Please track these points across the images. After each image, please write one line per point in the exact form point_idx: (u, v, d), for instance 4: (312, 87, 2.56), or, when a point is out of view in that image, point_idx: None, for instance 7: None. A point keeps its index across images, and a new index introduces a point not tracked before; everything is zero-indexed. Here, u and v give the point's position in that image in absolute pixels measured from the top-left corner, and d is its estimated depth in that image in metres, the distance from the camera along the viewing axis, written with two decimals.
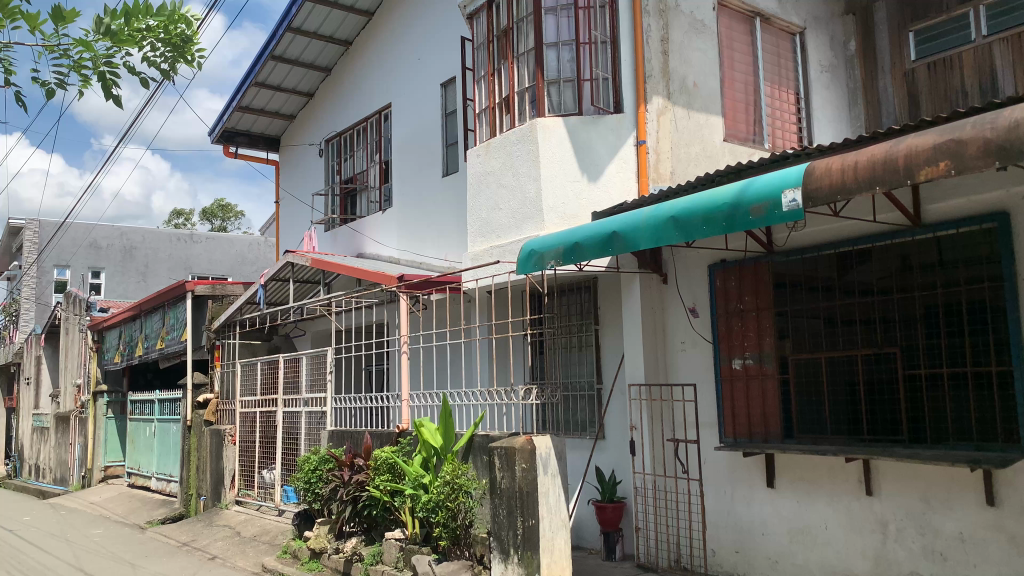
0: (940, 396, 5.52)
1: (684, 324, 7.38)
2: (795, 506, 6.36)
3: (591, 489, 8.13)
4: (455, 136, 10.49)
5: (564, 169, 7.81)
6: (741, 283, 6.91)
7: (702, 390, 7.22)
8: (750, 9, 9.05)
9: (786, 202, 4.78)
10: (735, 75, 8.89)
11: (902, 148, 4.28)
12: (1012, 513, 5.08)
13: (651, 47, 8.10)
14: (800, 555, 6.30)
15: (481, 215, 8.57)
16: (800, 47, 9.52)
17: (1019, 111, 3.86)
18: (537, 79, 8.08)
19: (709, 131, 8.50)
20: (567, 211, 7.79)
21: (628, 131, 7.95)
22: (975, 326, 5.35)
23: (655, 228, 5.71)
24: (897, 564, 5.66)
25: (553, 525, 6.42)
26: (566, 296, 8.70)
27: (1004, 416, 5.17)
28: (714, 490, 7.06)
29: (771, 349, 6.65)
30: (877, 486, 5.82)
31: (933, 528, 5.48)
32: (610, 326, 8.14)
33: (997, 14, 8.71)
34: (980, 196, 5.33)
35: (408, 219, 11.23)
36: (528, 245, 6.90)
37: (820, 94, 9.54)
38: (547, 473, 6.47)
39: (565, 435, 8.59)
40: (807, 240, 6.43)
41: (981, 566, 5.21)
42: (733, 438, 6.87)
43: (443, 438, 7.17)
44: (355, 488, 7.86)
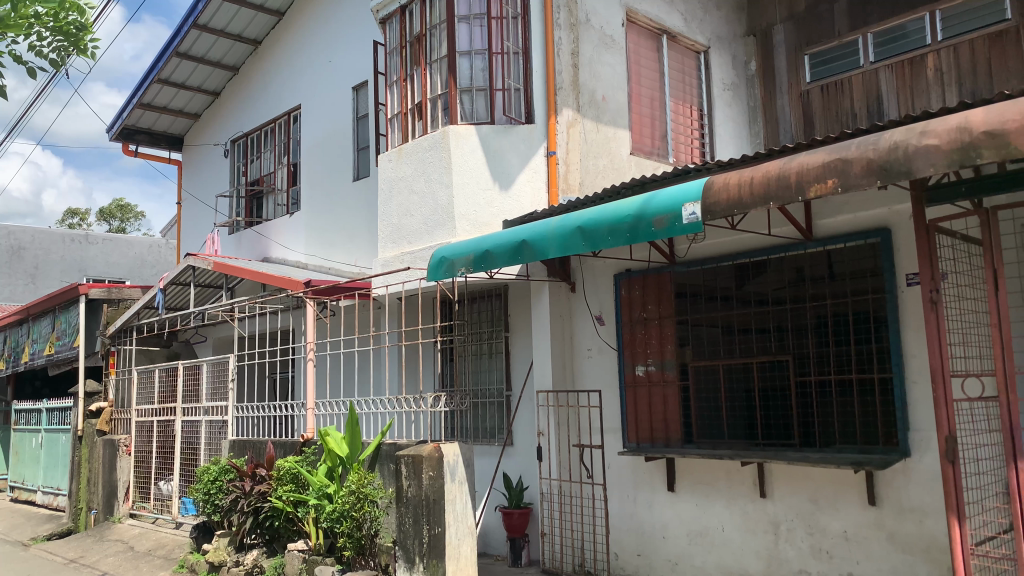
0: (828, 402, 5.81)
1: (591, 331, 7.53)
2: (694, 509, 6.57)
3: (498, 495, 8.20)
4: (367, 139, 10.38)
5: (476, 177, 7.86)
6: (645, 292, 7.11)
7: (607, 397, 7.36)
8: (657, 26, 9.34)
9: (686, 215, 4.94)
10: (641, 89, 9.15)
11: (794, 166, 4.49)
12: (891, 512, 5.39)
13: (562, 60, 8.19)
14: (698, 557, 6.49)
15: (392, 221, 8.51)
16: (704, 64, 9.91)
17: (898, 134, 4.13)
18: (450, 87, 8.11)
19: (616, 144, 8.66)
20: (478, 219, 7.82)
21: (538, 142, 8.03)
22: (860, 336, 5.66)
23: (563, 238, 5.80)
24: (788, 563, 5.91)
25: (459, 532, 6.41)
26: (477, 303, 8.75)
27: (885, 420, 5.49)
28: (617, 495, 7.21)
29: (672, 357, 6.85)
30: (770, 489, 6.07)
31: (821, 527, 5.75)
32: (519, 333, 8.22)
33: (883, 42, 8.93)
34: (866, 213, 5.64)
35: (317, 223, 11.03)
36: (438, 252, 6.89)
37: (722, 110, 9.93)
38: (455, 480, 6.49)
39: (474, 442, 8.65)
40: (707, 252, 6.67)
41: (863, 563, 5.51)
42: (636, 443, 7.04)
43: (349, 447, 7.02)
44: (257, 499, 7.60)
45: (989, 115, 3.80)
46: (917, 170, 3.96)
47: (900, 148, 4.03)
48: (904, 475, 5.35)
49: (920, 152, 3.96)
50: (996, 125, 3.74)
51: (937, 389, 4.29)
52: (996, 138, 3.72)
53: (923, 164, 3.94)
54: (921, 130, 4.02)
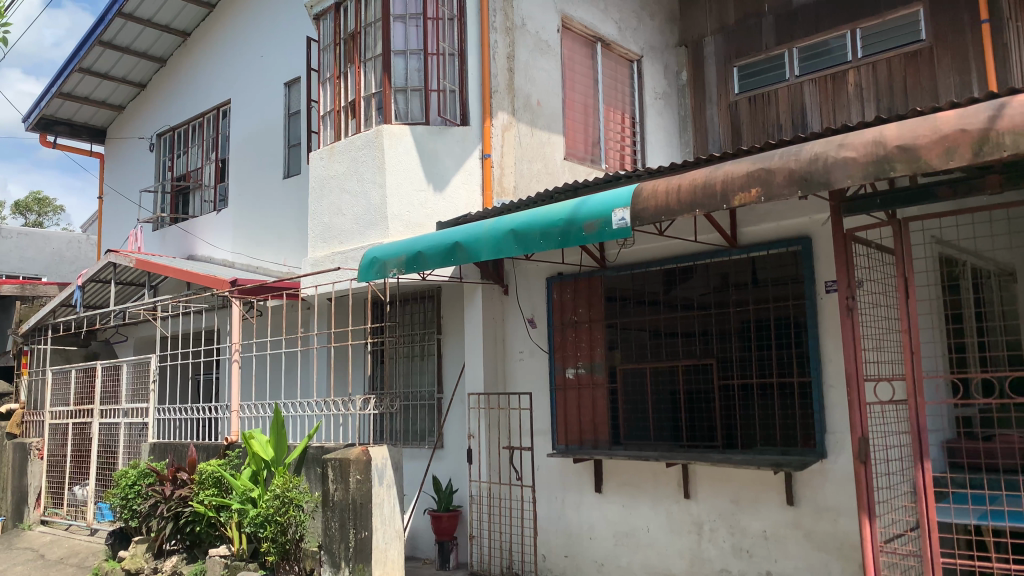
0: (750, 405, 5.96)
1: (523, 333, 7.56)
2: (620, 510, 6.66)
3: (427, 498, 8.15)
4: (298, 136, 10.21)
5: (410, 178, 7.81)
6: (576, 296, 7.18)
7: (537, 399, 7.40)
8: (591, 33, 9.46)
9: (616, 220, 5.02)
10: (575, 95, 9.25)
11: (719, 174, 4.60)
12: (809, 511, 5.56)
13: (497, 63, 8.20)
14: (624, 557, 6.58)
15: (322, 220, 8.39)
16: (637, 73, 10.08)
17: (818, 145, 4.27)
18: (384, 86, 8.05)
19: (550, 149, 8.70)
20: (411, 220, 7.76)
21: (473, 144, 8.02)
22: (781, 340, 5.84)
23: (496, 240, 5.81)
24: (710, 562, 6.03)
25: (386, 536, 6.33)
26: (409, 305, 8.70)
27: (803, 422, 5.67)
28: (546, 497, 7.25)
29: (601, 360, 6.93)
30: (694, 490, 6.20)
31: (741, 527, 5.89)
32: (451, 335, 8.21)
33: (808, 57, 9.22)
34: (788, 222, 5.82)
35: (244, 220, 10.79)
36: (370, 252, 6.82)
37: (653, 119, 10.11)
38: (383, 483, 6.41)
39: (404, 444, 8.57)
40: (636, 257, 6.78)
41: (781, 561, 5.67)
42: (565, 445, 7.09)
43: (274, 451, 6.88)
44: (178, 504, 7.37)
45: (902, 130, 3.96)
46: (835, 181, 4.11)
47: (820, 159, 4.18)
48: (821, 475, 5.53)
49: (839, 164, 4.11)
50: (908, 140, 3.91)
51: (852, 392, 4.45)
52: (908, 152, 3.89)
53: (840, 175, 4.09)
54: (839, 143, 4.17)
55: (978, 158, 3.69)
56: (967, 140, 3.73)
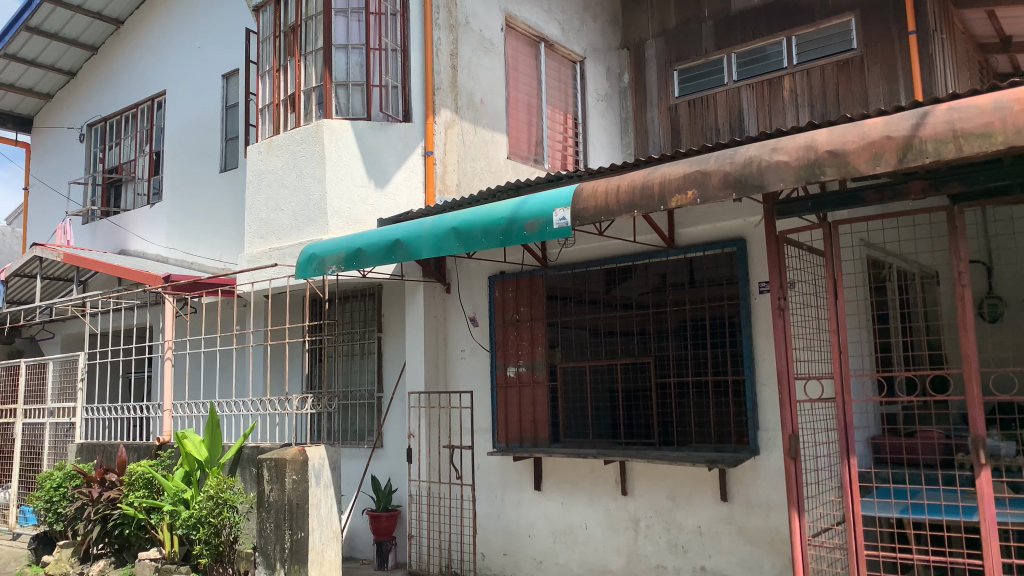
0: (686, 403, 6.07)
1: (464, 332, 7.55)
2: (559, 508, 6.70)
3: (366, 498, 8.08)
4: (236, 130, 9.99)
5: (350, 174, 7.70)
6: (517, 294, 7.20)
7: (478, 398, 7.40)
8: (535, 33, 9.50)
9: (557, 220, 5.05)
10: (518, 94, 9.27)
11: (657, 176, 4.66)
12: (741, 507, 5.69)
13: (440, 60, 8.16)
14: (562, 555, 6.63)
15: (260, 215, 8.27)
16: (580, 74, 10.16)
17: (753, 149, 4.37)
18: (325, 80, 7.92)
19: (493, 147, 8.70)
20: (352, 217, 7.67)
21: (415, 141, 7.99)
22: (716, 339, 5.96)
23: (437, 238, 5.78)
24: (646, 558, 6.12)
25: (323, 536, 6.21)
26: (349, 302, 8.61)
27: (737, 420, 5.80)
28: (485, 495, 7.25)
29: (542, 358, 6.96)
30: (631, 487, 6.28)
31: (677, 523, 5.99)
32: (392, 334, 8.14)
33: (746, 63, 9.40)
34: (723, 224, 5.94)
35: (179, 215, 10.51)
36: (309, 249, 6.73)
37: (596, 120, 10.20)
38: (320, 484, 6.29)
39: (343, 444, 8.48)
40: (576, 256, 6.83)
41: (715, 556, 5.78)
42: (506, 443, 7.11)
43: (208, 450, 6.74)
44: (106, 506, 7.17)
45: (832, 136, 4.09)
46: (768, 184, 4.21)
47: (754, 163, 4.28)
48: (753, 471, 5.66)
49: (772, 168, 4.21)
50: (838, 145, 4.03)
51: (783, 390, 4.57)
52: (837, 157, 4.01)
53: (773, 179, 4.20)
54: (773, 147, 4.28)
55: (902, 164, 3.82)
56: (892, 147, 3.86)
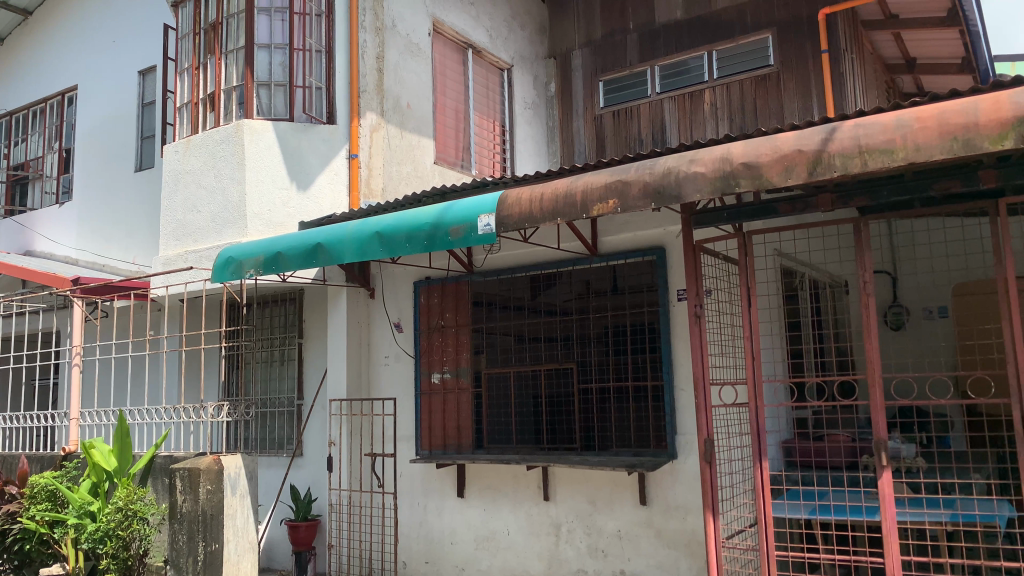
0: (607, 408, 6.16)
1: (388, 338, 7.48)
2: (481, 515, 6.69)
3: (284, 508, 7.90)
4: (153, 128, 9.65)
5: (272, 175, 7.57)
6: (443, 300, 7.16)
7: (401, 405, 7.33)
8: (462, 39, 9.51)
9: (481, 226, 5.04)
10: (446, 100, 9.25)
11: (580, 184, 4.71)
12: (659, 510, 5.79)
13: (366, 62, 8.04)
14: (484, 561, 6.62)
15: (176, 216, 8.05)
16: (507, 81, 10.22)
17: (671, 159, 4.46)
18: (246, 79, 7.77)
19: (420, 152, 8.61)
20: (272, 219, 7.53)
21: (340, 144, 7.84)
22: (636, 345, 6.07)
23: (360, 242, 5.71)
24: (566, 563, 6.17)
25: (239, 548, 6.08)
26: (268, 308, 8.42)
27: (656, 424, 5.91)
28: (407, 503, 7.19)
29: (467, 364, 6.94)
30: (553, 492, 6.31)
31: (597, 527, 6.06)
32: (313, 340, 8.00)
33: (668, 75, 9.52)
34: (644, 232, 6.06)
35: (89, 215, 10.09)
36: (226, 252, 6.57)
37: (523, 128, 10.26)
38: (236, 493, 6.14)
39: (261, 453, 8.28)
40: (502, 263, 6.86)
41: (634, 559, 5.86)
42: (429, 450, 7.05)
43: (117, 460, 6.41)
44: (5, 520, 6.76)
45: (746, 149, 4.21)
46: (686, 194, 4.31)
47: (672, 174, 4.37)
48: (671, 475, 5.77)
49: (689, 178, 4.31)
50: (752, 158, 4.15)
51: (699, 395, 4.68)
52: (751, 169, 4.13)
53: (691, 189, 4.30)
54: (690, 158, 4.37)
55: (812, 178, 3.97)
56: (803, 160, 4.00)
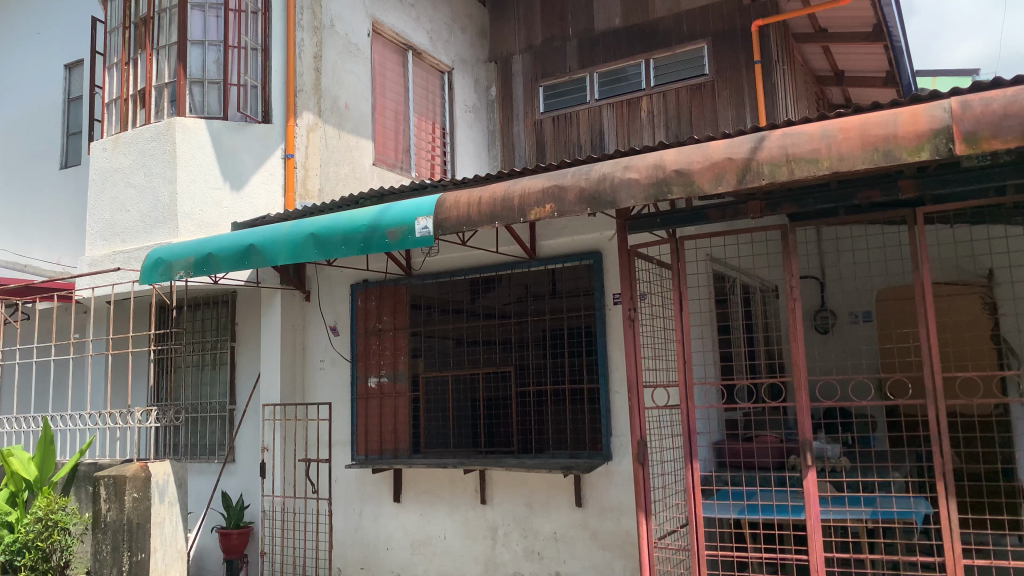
0: (544, 411, 6.20)
1: (324, 342, 7.38)
2: (418, 519, 6.65)
3: (215, 515, 7.72)
4: (79, 124, 9.34)
5: (204, 174, 7.41)
6: (381, 303, 7.10)
7: (337, 409, 7.24)
8: (402, 40, 9.46)
9: (419, 228, 5.02)
10: (385, 101, 9.19)
11: (517, 189, 4.73)
12: (594, 512, 5.84)
13: (303, 62, 7.95)
14: (420, 566, 6.58)
15: (104, 216, 7.81)
16: (447, 84, 10.21)
17: (607, 165, 4.52)
18: (178, 76, 7.58)
19: (358, 153, 8.52)
20: (204, 220, 7.37)
21: (275, 143, 7.74)
22: (573, 349, 6.11)
23: (294, 244, 5.62)
24: (503, 566, 6.18)
25: (166, 557, 5.93)
26: (200, 311, 8.22)
27: (592, 427, 5.97)
28: (342, 509, 7.09)
29: (404, 368, 6.90)
30: (490, 495, 6.32)
31: (533, 530, 6.08)
32: (247, 343, 7.84)
33: (607, 82, 9.64)
34: (581, 237, 6.11)
35: (11, 213, 9.69)
36: (156, 253, 6.40)
37: (463, 131, 10.26)
38: (164, 501, 5.98)
39: (191, 459, 8.07)
40: (441, 266, 6.83)
41: (569, 561, 5.90)
42: (365, 455, 6.97)
43: (36, 469, 6.18)
44: None
45: (678, 156, 4.29)
46: (621, 200, 4.38)
47: (607, 180, 4.43)
48: (606, 477, 5.82)
49: (624, 185, 4.38)
50: (684, 165, 4.23)
51: (632, 397, 4.74)
52: (684, 176, 4.22)
53: (625, 196, 4.36)
54: (625, 165, 4.44)
55: (742, 185, 4.07)
56: (733, 168, 4.10)
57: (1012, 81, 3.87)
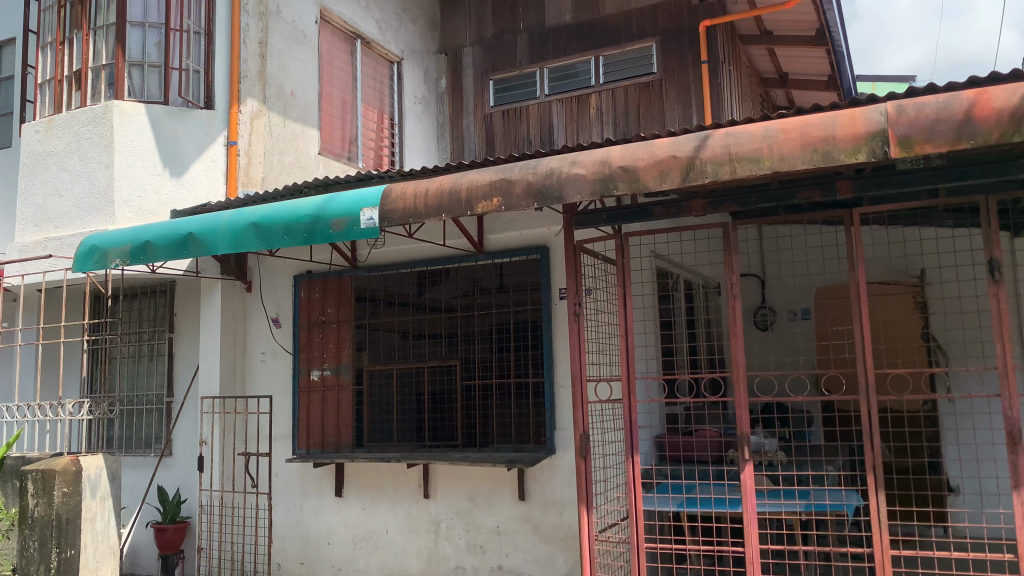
0: (489, 405, 6.21)
1: (266, 334, 7.25)
2: (359, 514, 6.58)
3: (150, 510, 7.53)
4: (10, 105, 9.01)
5: (142, 160, 7.19)
6: (324, 295, 7.01)
7: (278, 402, 7.11)
8: (350, 29, 9.33)
9: (364, 220, 4.95)
10: (332, 90, 9.05)
11: (464, 182, 4.71)
12: (537, 505, 5.86)
13: (248, 48, 7.77)
14: (361, 561, 6.52)
15: (35, 200, 7.55)
16: (396, 75, 10.11)
17: (554, 160, 4.52)
18: (117, 58, 7.34)
19: (304, 142, 8.36)
20: (143, 206, 7.16)
21: (218, 130, 7.55)
22: (519, 343, 6.15)
23: (235, 233, 5.50)
24: (445, 560, 6.17)
25: (97, 554, 5.74)
26: (137, 301, 8.01)
27: (536, 420, 6.00)
28: (282, 504, 6.98)
29: (348, 361, 6.81)
30: (433, 489, 6.29)
31: (476, 524, 6.08)
32: (186, 334, 7.66)
33: (557, 78, 9.66)
34: (528, 232, 6.12)
35: None
36: (90, 240, 6.20)
37: (412, 123, 10.18)
38: (96, 496, 5.78)
39: (125, 452, 7.85)
40: (386, 258, 6.76)
41: (511, 554, 5.92)
42: (307, 449, 6.86)
43: None
44: None
45: (624, 153, 4.33)
46: (567, 195, 4.39)
47: (555, 174, 4.43)
48: (549, 470, 5.84)
49: (571, 180, 4.39)
50: (630, 162, 4.27)
51: (576, 391, 4.77)
52: (629, 173, 4.25)
53: (572, 191, 4.38)
54: (572, 160, 4.45)
55: (685, 183, 4.12)
56: (677, 165, 4.15)
57: (945, 87, 4.00)
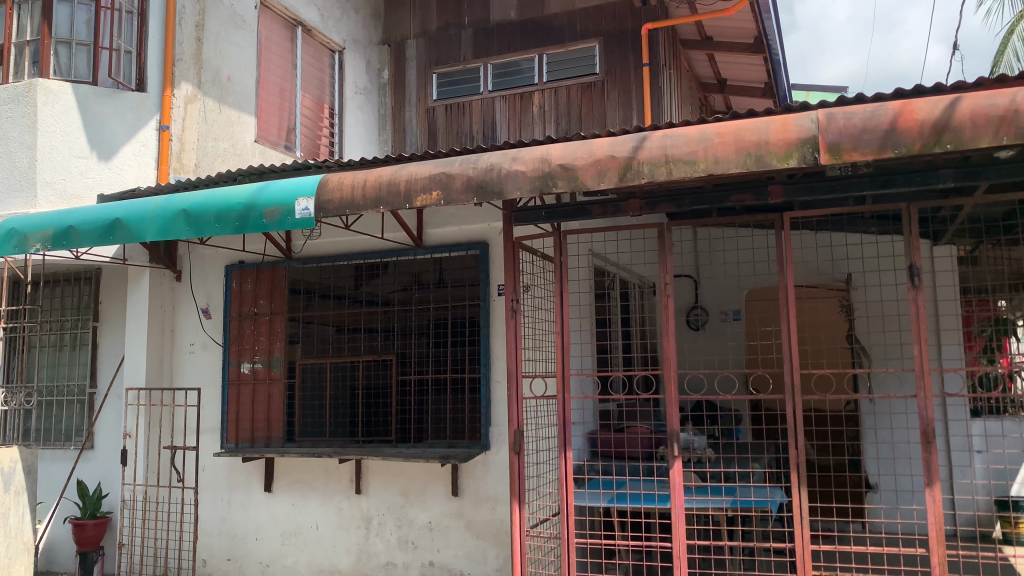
0: (424, 400, 6.17)
1: (195, 324, 7.06)
2: (288, 509, 6.47)
3: (69, 505, 7.26)
4: None
5: (67, 141, 6.92)
6: (257, 286, 6.86)
7: (207, 395, 6.94)
8: (292, 16, 9.15)
9: (299, 209, 4.86)
10: (270, 77, 8.85)
11: (403, 174, 4.66)
12: (470, 501, 5.85)
13: (183, 30, 7.55)
14: (290, 557, 6.41)
15: None
16: (337, 64, 9.95)
17: (495, 155, 4.50)
18: (43, 34, 7.08)
19: (239, 129, 8.15)
20: (67, 189, 6.89)
21: (149, 113, 7.31)
22: (456, 338, 6.10)
23: (164, 220, 5.33)
24: (375, 556, 6.10)
25: (10, 550, 5.50)
26: (59, 288, 7.71)
27: (471, 417, 5.98)
28: (209, 498, 6.81)
29: (280, 354, 6.68)
30: (365, 485, 6.22)
31: (408, 519, 6.04)
32: (110, 324, 7.41)
33: (501, 74, 9.64)
34: (468, 227, 6.10)
35: None
36: (9, 222, 5.95)
37: (353, 113, 10.04)
38: (9, 490, 5.52)
39: (43, 445, 7.55)
40: (321, 250, 6.70)
41: (443, 550, 5.90)
42: (235, 443, 6.72)
43: None
44: None
45: (565, 150, 4.34)
46: (507, 191, 4.39)
47: (495, 170, 4.42)
48: (483, 466, 5.84)
49: (511, 176, 4.38)
50: (569, 160, 4.29)
51: (511, 387, 4.77)
52: (568, 171, 4.28)
53: (512, 187, 4.37)
54: (513, 156, 4.44)
55: (623, 182, 4.17)
56: (615, 165, 4.19)
57: (873, 98, 4.14)
